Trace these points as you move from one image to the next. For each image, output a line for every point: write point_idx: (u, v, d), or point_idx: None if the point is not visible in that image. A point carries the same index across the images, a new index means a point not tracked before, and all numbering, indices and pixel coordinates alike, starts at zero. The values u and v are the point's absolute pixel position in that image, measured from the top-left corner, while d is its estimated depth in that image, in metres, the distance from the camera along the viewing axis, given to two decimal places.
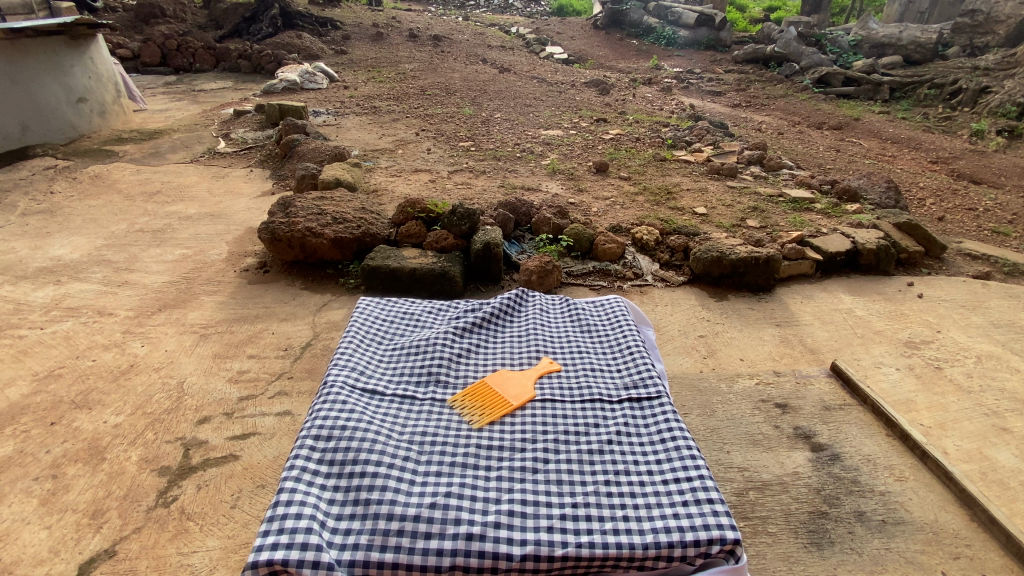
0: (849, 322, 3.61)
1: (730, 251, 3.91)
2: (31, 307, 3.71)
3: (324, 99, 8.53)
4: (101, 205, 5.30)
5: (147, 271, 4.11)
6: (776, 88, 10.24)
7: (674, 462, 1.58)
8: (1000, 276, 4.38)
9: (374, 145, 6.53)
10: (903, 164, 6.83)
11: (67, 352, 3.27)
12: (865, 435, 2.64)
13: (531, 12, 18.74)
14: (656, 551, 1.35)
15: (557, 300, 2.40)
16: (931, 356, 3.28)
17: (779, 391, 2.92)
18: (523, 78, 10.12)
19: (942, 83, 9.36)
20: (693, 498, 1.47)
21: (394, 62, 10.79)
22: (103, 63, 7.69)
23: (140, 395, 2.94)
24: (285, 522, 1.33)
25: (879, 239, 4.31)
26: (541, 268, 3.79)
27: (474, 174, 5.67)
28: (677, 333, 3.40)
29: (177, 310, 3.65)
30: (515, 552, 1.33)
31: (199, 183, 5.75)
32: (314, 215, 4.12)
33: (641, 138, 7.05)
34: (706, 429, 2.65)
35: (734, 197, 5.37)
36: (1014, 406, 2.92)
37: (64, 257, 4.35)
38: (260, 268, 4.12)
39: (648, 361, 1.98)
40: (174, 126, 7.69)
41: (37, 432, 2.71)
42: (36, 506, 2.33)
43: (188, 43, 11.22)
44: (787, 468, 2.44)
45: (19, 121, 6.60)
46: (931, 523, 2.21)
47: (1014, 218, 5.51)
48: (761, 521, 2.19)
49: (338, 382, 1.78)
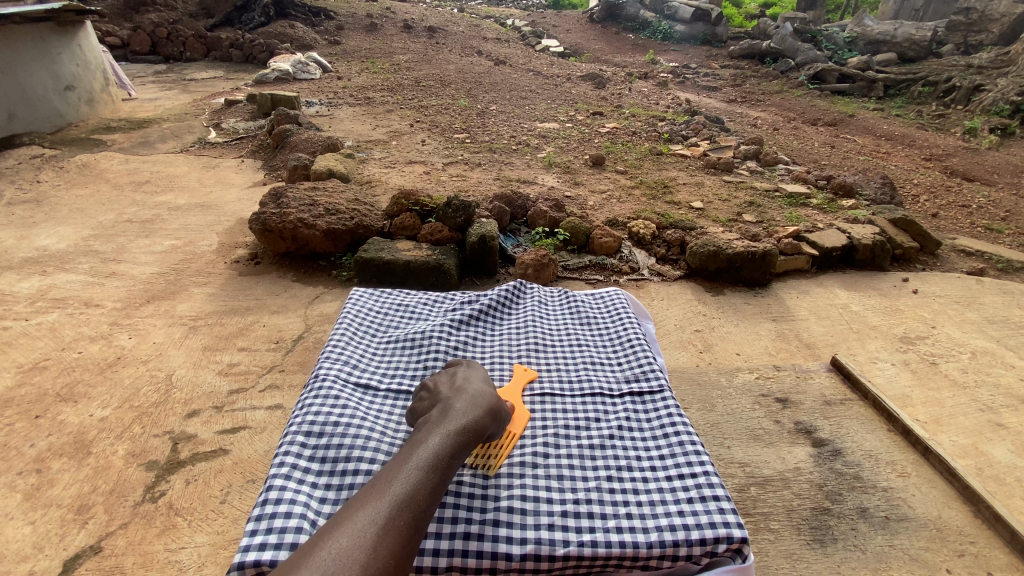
0: (844, 317, 3.59)
1: (728, 245, 3.88)
2: (16, 297, 3.62)
3: (316, 90, 8.42)
4: (89, 195, 5.21)
5: (135, 262, 4.03)
6: (772, 84, 10.21)
7: (679, 458, 1.54)
8: (994, 273, 4.39)
9: (368, 136, 6.45)
10: (897, 161, 6.82)
11: (52, 345, 3.20)
12: (866, 431, 2.61)
13: (527, 5, 18.56)
14: (661, 551, 1.30)
15: (557, 292, 2.36)
16: (927, 352, 3.27)
17: (779, 386, 2.89)
18: (519, 71, 10.03)
19: (936, 81, 9.41)
20: (700, 495, 1.43)
21: (387, 54, 10.67)
22: (91, 50, 7.62)
23: (128, 387, 2.88)
24: (274, 522, 1.26)
25: (875, 235, 4.28)
26: (538, 263, 3.74)
27: (469, 167, 5.61)
28: (673, 329, 3.37)
29: (165, 302, 3.58)
30: (514, 552, 1.29)
31: (189, 174, 5.66)
32: (306, 205, 4.07)
33: (638, 132, 6.99)
34: (704, 424, 2.62)
35: (730, 191, 5.34)
36: (1010, 402, 2.91)
37: (50, 247, 4.27)
38: (252, 260, 4.06)
39: (650, 355, 1.94)
40: (163, 115, 7.55)
41: (21, 426, 2.64)
42: (19, 502, 2.27)
43: (178, 32, 11.08)
44: (788, 463, 2.42)
45: (6, 109, 6.46)
46: (935, 520, 2.19)
47: (1007, 216, 5.52)
48: (763, 517, 2.17)
49: (330, 376, 1.73)
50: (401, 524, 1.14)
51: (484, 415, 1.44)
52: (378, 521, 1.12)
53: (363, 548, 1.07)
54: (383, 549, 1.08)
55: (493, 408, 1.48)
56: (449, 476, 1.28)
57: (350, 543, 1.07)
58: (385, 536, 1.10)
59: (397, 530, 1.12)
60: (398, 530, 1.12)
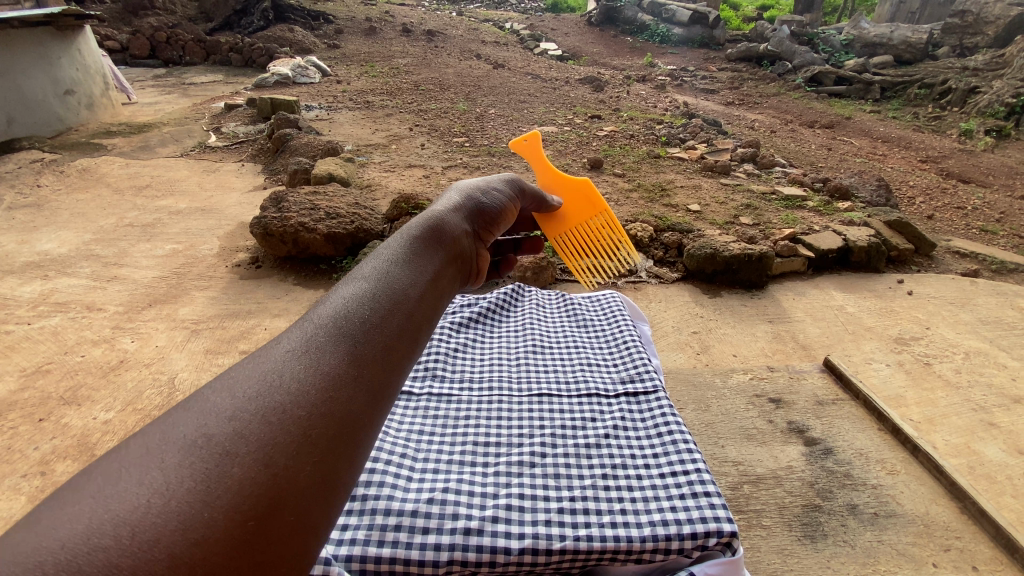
0: (839, 318, 3.63)
1: (724, 248, 3.93)
2: (18, 301, 3.67)
3: (316, 94, 8.48)
4: (90, 199, 5.25)
5: (137, 266, 4.07)
6: (769, 87, 10.28)
7: (672, 456, 1.59)
8: (987, 274, 4.44)
9: (368, 140, 6.50)
10: (893, 163, 6.87)
11: (54, 349, 3.24)
12: (858, 430, 2.65)
13: (525, 8, 18.66)
14: (654, 544, 1.33)
15: (556, 297, 2.43)
16: (920, 353, 3.31)
17: (773, 386, 2.94)
18: (517, 74, 10.08)
19: (932, 84, 9.48)
20: (692, 492, 1.47)
21: (386, 57, 10.72)
22: (91, 55, 7.69)
23: (130, 391, 2.91)
24: None
25: (870, 237, 4.33)
26: (537, 265, 3.77)
27: (468, 170, 5.65)
28: (671, 330, 3.42)
29: (167, 305, 3.62)
30: (513, 547, 1.33)
31: (189, 178, 5.70)
32: (307, 210, 4.11)
33: (635, 135, 7.03)
34: (700, 424, 2.67)
35: (727, 194, 5.38)
36: (1001, 402, 2.96)
37: (51, 251, 4.31)
38: (253, 264, 4.09)
39: (646, 356, 1.99)
40: (163, 119, 7.59)
41: (25, 429, 2.69)
42: (24, 503, 2.31)
43: (178, 36, 11.13)
44: (780, 462, 2.46)
45: (5, 114, 6.50)
46: (922, 515, 2.23)
47: (1002, 218, 5.57)
48: (756, 514, 2.22)
49: None
50: (323, 342, 0.87)
51: (437, 241, 1.22)
52: (295, 346, 0.85)
53: (269, 376, 0.78)
54: (297, 369, 0.81)
55: (443, 232, 1.26)
56: (399, 293, 1.02)
57: (258, 372, 0.79)
58: (299, 365, 0.82)
59: (320, 353, 0.85)
60: (319, 349, 0.85)
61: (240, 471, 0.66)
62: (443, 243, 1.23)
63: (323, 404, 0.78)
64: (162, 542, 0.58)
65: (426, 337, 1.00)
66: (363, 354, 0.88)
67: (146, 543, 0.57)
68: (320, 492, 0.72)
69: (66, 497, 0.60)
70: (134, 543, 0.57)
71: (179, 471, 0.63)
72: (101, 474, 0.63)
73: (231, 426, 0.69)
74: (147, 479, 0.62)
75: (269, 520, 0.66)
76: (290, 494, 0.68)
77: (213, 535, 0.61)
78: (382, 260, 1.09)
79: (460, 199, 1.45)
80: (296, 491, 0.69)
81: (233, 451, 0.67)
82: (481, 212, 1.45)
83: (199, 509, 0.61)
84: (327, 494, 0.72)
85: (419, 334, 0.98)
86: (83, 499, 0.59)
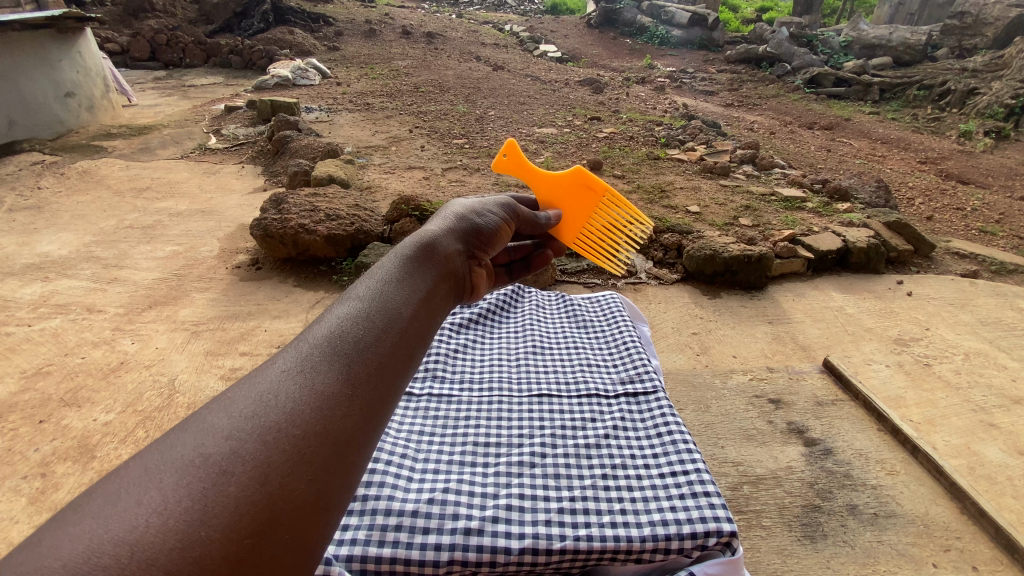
0: (839, 319, 3.64)
1: (723, 250, 3.93)
2: (18, 303, 3.67)
3: (315, 96, 8.48)
4: (91, 201, 5.26)
5: (137, 268, 4.07)
6: (768, 88, 10.29)
7: (671, 456, 1.59)
8: (987, 275, 4.45)
9: (368, 142, 6.51)
10: (893, 165, 6.88)
11: (55, 350, 3.24)
12: (858, 430, 2.65)
13: (524, 11, 18.66)
14: (654, 544, 1.34)
15: (556, 297, 2.43)
16: (920, 354, 3.32)
17: (773, 387, 2.94)
18: (517, 76, 10.09)
19: (931, 85, 9.49)
20: (691, 491, 1.47)
21: (386, 60, 10.73)
22: (92, 58, 7.70)
23: (131, 392, 2.91)
24: None
25: (869, 238, 4.34)
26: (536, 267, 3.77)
27: (467, 172, 5.66)
28: (671, 331, 3.43)
29: (167, 307, 3.63)
30: (513, 546, 1.33)
31: (189, 180, 5.71)
32: (307, 211, 4.12)
33: (635, 137, 7.04)
34: (700, 424, 2.67)
35: (726, 196, 5.38)
36: (1001, 403, 2.96)
37: (52, 253, 4.31)
38: (253, 265, 4.10)
39: (645, 356, 2.00)
40: (163, 121, 7.60)
41: (25, 430, 2.69)
42: (25, 505, 2.31)
43: (178, 39, 11.14)
44: (780, 462, 2.47)
45: (6, 116, 6.52)
46: (922, 516, 2.23)
47: (1001, 219, 5.57)
48: (756, 514, 2.22)
49: None
50: (317, 360, 0.87)
51: (430, 259, 1.22)
52: (290, 365, 0.85)
53: (262, 395, 0.79)
54: (291, 388, 0.81)
55: (439, 250, 1.27)
56: (393, 310, 1.02)
57: (252, 392, 0.80)
58: (294, 385, 0.82)
59: (314, 372, 0.85)
60: (314, 368, 0.86)
61: (238, 487, 0.67)
62: (436, 260, 1.24)
63: (318, 421, 0.79)
64: (159, 561, 0.59)
65: (420, 352, 1.01)
66: (357, 372, 0.88)
67: (143, 565, 0.58)
68: (314, 509, 0.73)
69: (68, 516, 0.61)
70: (131, 564, 0.58)
71: (177, 491, 0.64)
72: (104, 494, 0.64)
73: (228, 445, 0.70)
74: (145, 499, 0.63)
75: (266, 534, 0.67)
76: (285, 513, 0.69)
77: (208, 553, 0.62)
78: (376, 279, 1.09)
79: (455, 216, 1.46)
80: (291, 509, 0.70)
81: (229, 470, 0.68)
82: (477, 227, 1.46)
83: (197, 529, 0.63)
84: (322, 512, 0.73)
85: (413, 350, 0.99)
86: (82, 520, 0.60)
